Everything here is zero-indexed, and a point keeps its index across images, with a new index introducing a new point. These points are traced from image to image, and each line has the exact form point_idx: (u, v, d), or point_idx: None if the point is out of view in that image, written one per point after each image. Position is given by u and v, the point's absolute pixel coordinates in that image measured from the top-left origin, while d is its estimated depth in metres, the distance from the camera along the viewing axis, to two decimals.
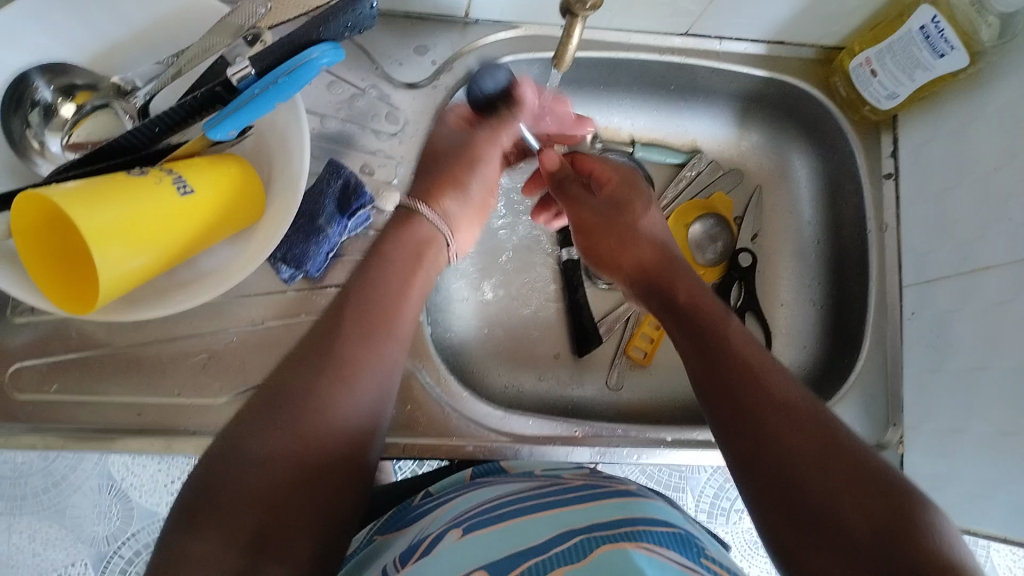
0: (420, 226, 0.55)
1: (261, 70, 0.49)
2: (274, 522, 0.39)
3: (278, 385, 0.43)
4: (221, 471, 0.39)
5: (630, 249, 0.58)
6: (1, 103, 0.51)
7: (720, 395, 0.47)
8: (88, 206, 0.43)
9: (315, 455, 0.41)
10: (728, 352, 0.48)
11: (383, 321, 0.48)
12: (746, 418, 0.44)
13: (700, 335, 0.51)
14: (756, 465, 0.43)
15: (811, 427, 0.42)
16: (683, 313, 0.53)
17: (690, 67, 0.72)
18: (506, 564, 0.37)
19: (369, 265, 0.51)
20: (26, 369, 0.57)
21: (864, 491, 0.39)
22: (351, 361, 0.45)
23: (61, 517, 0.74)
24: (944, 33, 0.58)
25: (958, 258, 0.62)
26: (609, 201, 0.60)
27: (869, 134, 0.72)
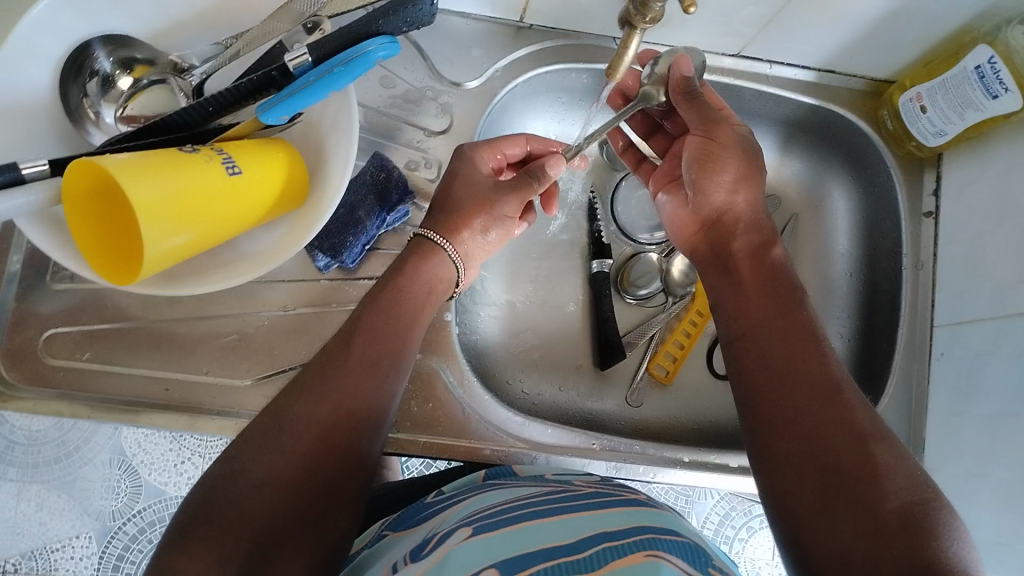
0: (441, 262, 0.56)
1: (318, 58, 0.49)
2: (269, 541, 0.40)
3: (280, 409, 0.45)
4: (223, 490, 0.41)
5: (743, 186, 0.56)
6: (62, 70, 0.52)
7: (777, 367, 0.46)
8: (141, 179, 0.44)
9: (300, 473, 0.43)
10: (792, 318, 0.49)
11: (393, 348, 0.50)
12: (794, 386, 0.45)
13: (773, 294, 0.51)
14: (795, 446, 0.43)
15: (855, 411, 0.43)
16: (765, 265, 0.53)
17: (738, 89, 0.72)
18: (519, 564, 0.37)
19: (383, 290, 0.52)
20: (59, 335, 0.58)
21: (900, 488, 0.39)
22: (356, 386, 0.47)
23: (70, 488, 0.71)
24: (999, 75, 0.57)
25: (993, 302, 0.62)
26: (748, 136, 0.57)
27: (912, 170, 0.71)
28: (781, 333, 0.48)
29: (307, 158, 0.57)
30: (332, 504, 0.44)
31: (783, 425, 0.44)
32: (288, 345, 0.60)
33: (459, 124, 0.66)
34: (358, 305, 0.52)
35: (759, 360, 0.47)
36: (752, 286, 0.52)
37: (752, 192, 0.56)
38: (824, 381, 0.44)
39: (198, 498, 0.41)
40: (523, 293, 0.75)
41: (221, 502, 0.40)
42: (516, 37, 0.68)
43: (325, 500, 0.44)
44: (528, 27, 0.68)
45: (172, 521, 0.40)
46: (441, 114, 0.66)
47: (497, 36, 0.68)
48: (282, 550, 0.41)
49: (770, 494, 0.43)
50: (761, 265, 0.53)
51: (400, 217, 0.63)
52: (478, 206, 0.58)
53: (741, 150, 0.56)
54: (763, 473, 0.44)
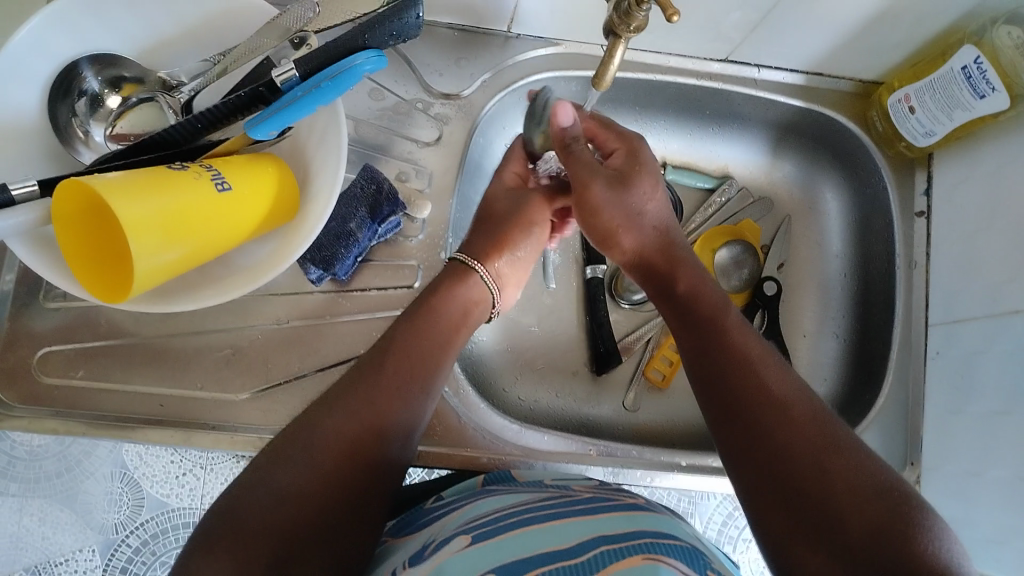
0: (474, 283, 0.56)
1: (306, 72, 0.49)
2: (292, 554, 0.40)
3: (311, 422, 0.45)
4: (247, 501, 0.40)
5: (629, 232, 0.55)
6: (49, 91, 0.52)
7: (724, 404, 0.46)
8: (129, 197, 0.44)
9: (333, 490, 0.43)
10: (728, 346, 0.49)
11: (426, 368, 0.50)
12: (747, 414, 0.45)
13: (698, 328, 0.51)
14: (762, 474, 0.43)
15: (810, 426, 0.43)
16: (682, 299, 0.53)
17: (727, 94, 0.72)
18: (513, 570, 0.37)
19: (416, 312, 0.53)
20: (54, 354, 0.58)
21: (867, 499, 0.39)
22: (387, 403, 0.47)
23: (72, 502, 0.71)
24: (986, 75, 0.57)
25: (986, 300, 0.62)
26: (613, 175, 0.54)
27: (903, 170, 0.71)
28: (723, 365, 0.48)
29: (297, 172, 0.57)
30: (356, 522, 0.44)
31: (743, 454, 0.45)
32: (282, 358, 0.60)
33: (449, 134, 0.67)
34: (391, 323, 0.53)
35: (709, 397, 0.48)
36: (681, 331, 0.52)
37: (637, 233, 0.55)
38: (770, 403, 0.45)
39: (221, 507, 0.40)
40: (518, 300, 0.75)
41: (244, 513, 0.40)
42: (504, 47, 0.68)
43: (352, 516, 0.44)
44: (516, 37, 0.68)
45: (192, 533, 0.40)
46: (431, 125, 0.66)
47: (485, 46, 0.68)
48: (300, 565, 0.41)
49: (751, 516, 0.44)
50: (678, 301, 0.53)
51: (391, 228, 0.63)
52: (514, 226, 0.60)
53: (604, 202, 0.54)
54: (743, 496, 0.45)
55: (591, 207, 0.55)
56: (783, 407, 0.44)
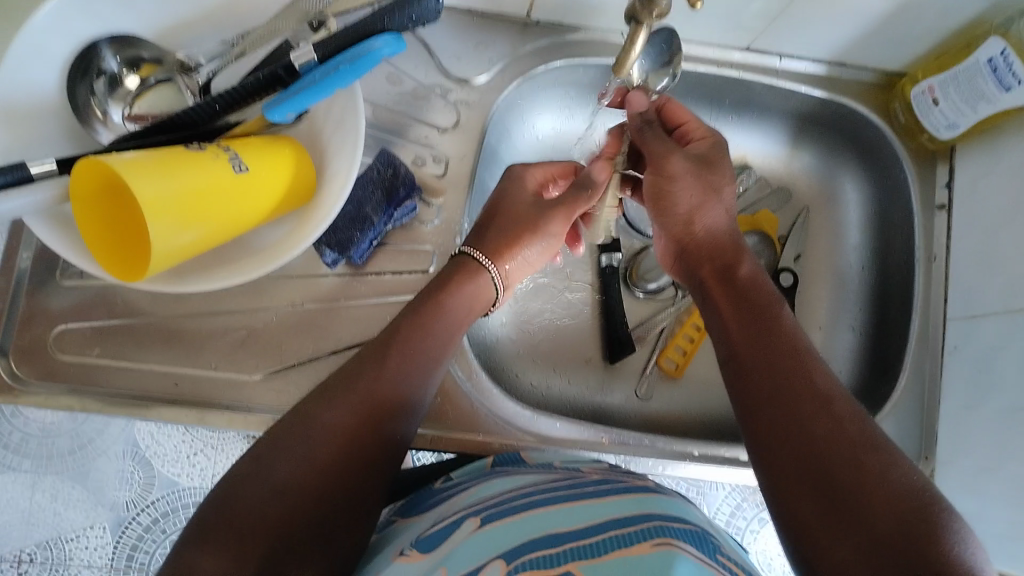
0: (481, 282, 0.57)
1: (324, 56, 0.49)
2: (285, 544, 0.41)
3: (306, 415, 0.45)
4: (243, 492, 0.41)
5: (702, 215, 0.57)
6: (69, 71, 0.52)
7: (770, 390, 0.46)
8: (145, 175, 0.44)
9: (327, 481, 0.43)
10: (773, 335, 0.49)
11: (423, 364, 0.50)
12: (787, 402, 0.45)
13: (754, 311, 0.51)
14: (794, 462, 0.43)
15: (850, 423, 0.43)
16: (738, 286, 0.54)
17: (748, 84, 0.71)
18: (522, 551, 0.38)
19: (423, 304, 0.53)
20: (70, 332, 0.59)
21: (897, 493, 0.39)
22: (382, 395, 0.47)
23: (85, 480, 0.71)
24: (1012, 67, 0.56)
25: (1006, 296, 0.61)
26: (697, 157, 0.58)
27: (926, 163, 0.71)
28: (771, 349, 0.48)
29: (314, 156, 0.57)
30: (352, 513, 0.45)
31: (778, 442, 0.44)
32: (296, 341, 0.60)
33: (466, 119, 0.66)
34: (397, 314, 0.53)
35: (750, 386, 0.47)
36: (730, 316, 0.52)
37: (711, 215, 0.57)
38: (813, 396, 0.44)
39: (221, 495, 0.41)
40: (532, 288, 0.75)
41: (241, 504, 0.40)
42: (523, 32, 0.68)
43: (348, 509, 0.44)
44: (535, 22, 0.68)
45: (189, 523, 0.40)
46: (449, 110, 0.66)
47: (503, 31, 0.68)
48: (294, 556, 0.41)
49: (773, 505, 0.44)
50: (734, 287, 0.54)
51: (407, 212, 0.63)
52: (524, 228, 0.59)
53: (688, 173, 0.57)
54: (767, 485, 0.44)
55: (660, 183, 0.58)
56: (824, 400, 0.44)
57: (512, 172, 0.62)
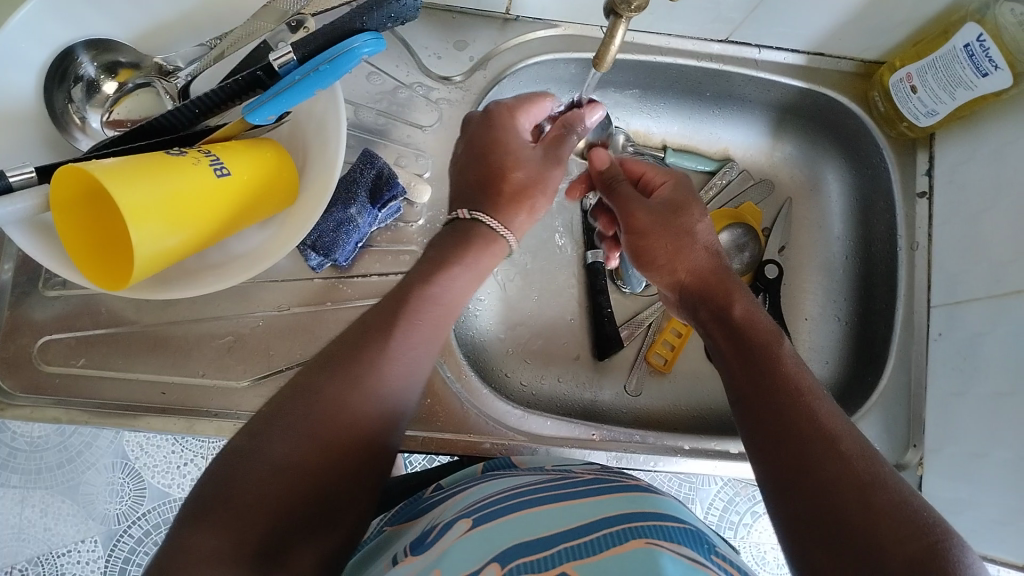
0: (492, 248, 0.55)
1: (304, 56, 0.49)
2: (285, 524, 0.39)
3: (306, 387, 0.44)
4: (242, 468, 0.39)
5: (680, 255, 0.55)
6: (46, 76, 0.52)
7: (773, 428, 0.43)
8: (127, 182, 0.43)
9: (327, 463, 0.42)
10: (777, 372, 0.46)
11: (426, 330, 0.49)
12: (795, 446, 0.42)
13: (746, 352, 0.48)
14: (799, 498, 0.40)
15: (858, 460, 0.40)
16: (734, 323, 0.51)
17: (727, 75, 0.71)
18: (512, 553, 0.37)
19: (428, 273, 0.51)
20: (54, 342, 0.58)
21: (904, 527, 0.36)
22: (384, 367, 0.45)
23: (74, 493, 0.71)
24: (989, 53, 0.57)
25: (988, 280, 0.62)
26: (665, 205, 0.57)
27: (905, 150, 0.71)
28: (771, 387, 0.45)
29: (296, 157, 0.57)
30: (353, 490, 0.44)
31: (784, 478, 0.41)
32: (284, 346, 0.60)
33: (448, 118, 0.66)
34: (401, 282, 0.51)
35: (756, 426, 0.45)
36: (729, 355, 0.49)
37: (691, 259, 0.55)
38: (820, 433, 0.42)
39: (219, 471, 0.40)
40: (519, 285, 0.75)
41: (242, 482, 0.39)
42: (503, 29, 0.68)
43: (348, 488, 0.43)
44: (515, 19, 0.68)
45: (186, 498, 0.39)
46: (431, 109, 0.66)
47: (483, 28, 0.67)
48: (288, 545, 0.40)
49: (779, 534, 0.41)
50: (730, 328, 0.51)
51: (391, 213, 0.63)
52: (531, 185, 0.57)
53: (658, 225, 0.56)
54: (773, 514, 0.42)
55: (641, 231, 0.57)
56: (833, 440, 0.41)
57: (491, 118, 0.57)
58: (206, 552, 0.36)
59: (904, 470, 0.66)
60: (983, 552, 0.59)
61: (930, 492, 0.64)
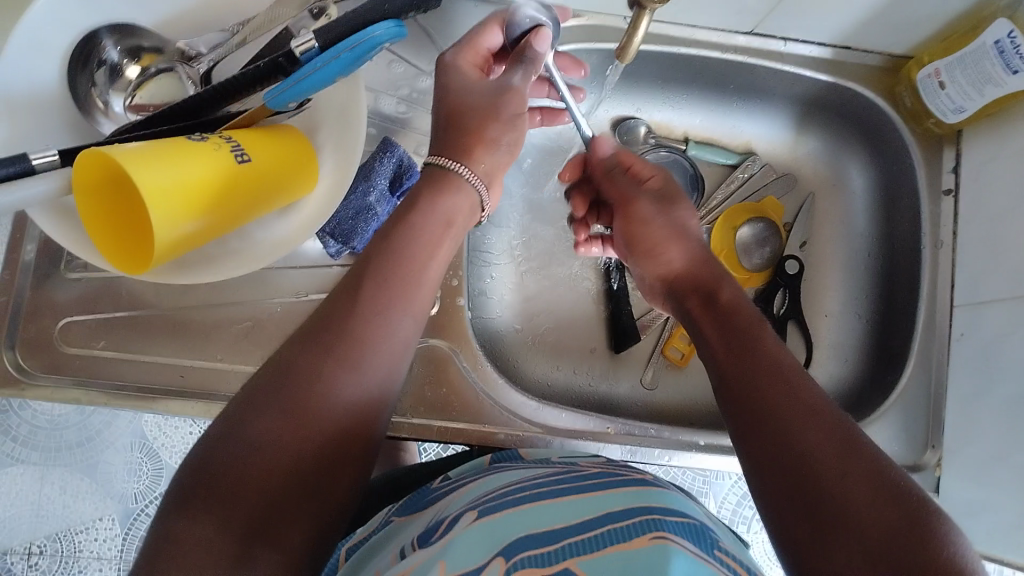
0: (457, 194, 0.52)
1: (324, 43, 0.49)
2: (272, 505, 0.40)
3: (283, 365, 0.43)
4: (224, 453, 0.40)
5: (675, 243, 0.55)
6: (68, 60, 0.52)
7: (749, 398, 0.42)
8: (148, 168, 0.43)
9: (307, 443, 0.41)
10: (756, 345, 0.45)
11: (401, 293, 0.47)
12: (769, 416, 0.41)
13: (728, 325, 0.47)
14: (775, 471, 0.39)
15: (840, 433, 0.39)
16: (721, 306, 0.49)
17: (751, 68, 0.71)
18: (523, 545, 0.37)
19: (391, 231, 0.49)
20: (75, 324, 0.59)
21: (880, 499, 0.36)
22: (361, 332, 0.45)
23: (92, 471, 0.72)
24: (1020, 49, 0.56)
25: (1014, 281, 0.61)
26: (659, 198, 0.59)
27: (931, 147, 0.70)
28: (749, 358, 0.44)
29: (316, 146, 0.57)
30: (343, 465, 0.43)
31: (759, 451, 0.41)
32: None
33: None
34: (367, 246, 0.49)
35: (734, 399, 0.43)
36: (711, 332, 0.48)
37: (685, 246, 0.55)
38: (802, 407, 0.41)
39: (201, 458, 0.40)
40: (536, 276, 0.75)
41: (224, 467, 0.39)
42: None
43: (334, 463, 0.43)
44: None
45: (174, 482, 0.40)
46: None
47: None
48: (275, 526, 0.40)
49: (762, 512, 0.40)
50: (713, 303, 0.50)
51: None
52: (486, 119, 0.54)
53: (658, 215, 0.57)
54: (755, 490, 0.41)
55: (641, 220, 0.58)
56: (810, 408, 0.40)
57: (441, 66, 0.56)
58: (194, 539, 0.37)
59: (921, 471, 0.65)
60: (1000, 556, 0.58)
61: (947, 494, 0.63)
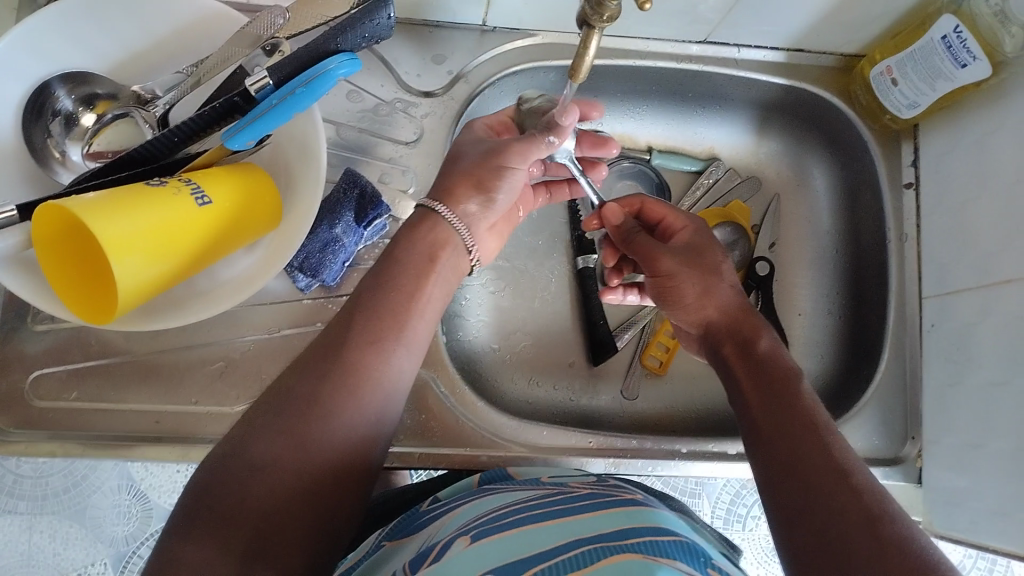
0: (438, 228, 0.53)
1: (279, 80, 0.49)
2: (273, 526, 0.40)
3: (282, 390, 0.44)
4: (224, 471, 0.41)
5: (710, 295, 0.56)
6: (23, 113, 0.52)
7: (785, 455, 0.45)
8: (107, 218, 0.43)
9: (308, 466, 0.42)
10: (789, 402, 0.47)
11: (396, 324, 0.48)
12: (805, 473, 0.43)
13: (767, 381, 0.49)
14: (805, 527, 0.41)
15: (866, 493, 0.41)
16: (756, 359, 0.52)
17: (709, 75, 0.71)
18: (514, 567, 0.37)
19: (382, 269, 0.50)
20: (46, 376, 0.58)
21: (898, 563, 0.37)
22: (359, 359, 0.45)
23: (81, 517, 0.70)
24: (966, 44, 0.57)
25: (979, 270, 0.61)
26: (687, 248, 0.57)
27: (889, 142, 0.71)
28: (783, 415, 0.47)
29: (279, 181, 0.57)
30: (339, 489, 0.43)
31: (791, 508, 0.43)
32: (276, 368, 0.59)
33: (430, 133, 0.66)
34: (358, 285, 0.50)
35: (766, 450, 0.46)
36: (746, 386, 0.50)
37: (721, 296, 0.56)
38: (831, 467, 0.43)
39: (206, 475, 0.41)
40: (511, 294, 0.75)
41: (225, 485, 0.40)
42: (480, 40, 0.68)
43: (334, 486, 0.43)
44: (492, 30, 0.68)
45: (176, 504, 0.40)
46: (411, 125, 0.66)
47: (460, 41, 0.67)
48: (277, 549, 0.40)
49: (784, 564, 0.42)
50: (751, 360, 0.52)
51: (377, 230, 0.63)
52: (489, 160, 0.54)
53: (686, 265, 0.56)
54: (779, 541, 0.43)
55: (665, 274, 0.57)
56: (841, 470, 0.42)
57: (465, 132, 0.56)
58: (195, 561, 0.38)
59: (903, 463, 0.65)
60: (986, 543, 0.59)
61: (930, 483, 0.64)
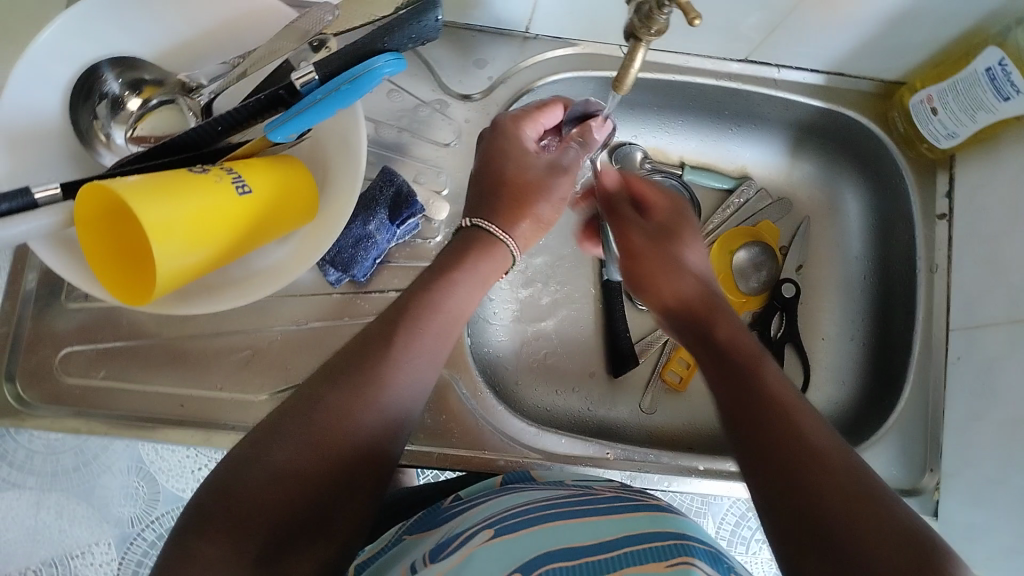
0: (497, 255, 0.53)
1: (325, 75, 0.49)
2: (284, 530, 0.40)
3: (310, 398, 0.44)
4: (245, 476, 0.40)
5: (671, 280, 0.53)
6: (70, 96, 0.53)
7: (755, 443, 0.43)
8: (149, 201, 0.44)
9: (322, 472, 0.42)
10: (757, 386, 0.45)
11: (428, 342, 0.48)
12: (776, 456, 0.41)
13: (730, 370, 0.48)
14: (785, 512, 0.39)
15: (844, 472, 0.39)
16: (719, 345, 0.50)
17: (746, 94, 0.71)
18: (537, 564, 0.37)
19: (426, 283, 0.51)
20: (75, 354, 0.59)
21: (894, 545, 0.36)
22: (389, 376, 0.46)
23: (89, 496, 0.69)
24: (1010, 76, 0.57)
25: (1009, 305, 0.61)
26: (658, 231, 0.56)
27: (925, 172, 0.71)
28: (747, 397, 0.45)
29: (316, 173, 0.58)
30: (353, 497, 0.44)
31: (767, 497, 0.41)
32: (302, 360, 0.60)
33: (467, 136, 0.67)
34: (402, 295, 0.51)
35: (739, 444, 0.44)
36: (711, 375, 0.49)
37: (680, 283, 0.53)
38: (803, 449, 0.41)
39: (224, 475, 0.41)
40: (536, 301, 0.75)
41: (246, 487, 0.40)
42: (522, 47, 0.68)
43: (347, 492, 0.43)
44: (534, 38, 0.68)
45: (194, 500, 0.40)
46: (449, 127, 0.67)
47: (502, 47, 0.68)
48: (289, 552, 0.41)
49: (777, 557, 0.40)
50: (711, 350, 0.50)
51: (409, 230, 0.63)
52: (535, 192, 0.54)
53: (650, 250, 0.55)
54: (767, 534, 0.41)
55: (635, 254, 0.55)
56: (817, 453, 0.41)
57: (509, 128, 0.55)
58: (211, 559, 0.37)
59: (919, 494, 0.65)
60: None
61: (945, 516, 0.64)
